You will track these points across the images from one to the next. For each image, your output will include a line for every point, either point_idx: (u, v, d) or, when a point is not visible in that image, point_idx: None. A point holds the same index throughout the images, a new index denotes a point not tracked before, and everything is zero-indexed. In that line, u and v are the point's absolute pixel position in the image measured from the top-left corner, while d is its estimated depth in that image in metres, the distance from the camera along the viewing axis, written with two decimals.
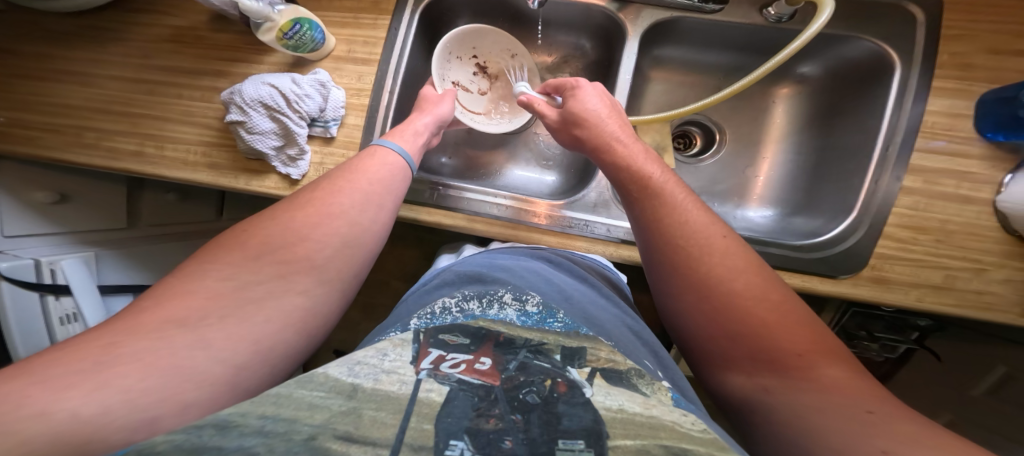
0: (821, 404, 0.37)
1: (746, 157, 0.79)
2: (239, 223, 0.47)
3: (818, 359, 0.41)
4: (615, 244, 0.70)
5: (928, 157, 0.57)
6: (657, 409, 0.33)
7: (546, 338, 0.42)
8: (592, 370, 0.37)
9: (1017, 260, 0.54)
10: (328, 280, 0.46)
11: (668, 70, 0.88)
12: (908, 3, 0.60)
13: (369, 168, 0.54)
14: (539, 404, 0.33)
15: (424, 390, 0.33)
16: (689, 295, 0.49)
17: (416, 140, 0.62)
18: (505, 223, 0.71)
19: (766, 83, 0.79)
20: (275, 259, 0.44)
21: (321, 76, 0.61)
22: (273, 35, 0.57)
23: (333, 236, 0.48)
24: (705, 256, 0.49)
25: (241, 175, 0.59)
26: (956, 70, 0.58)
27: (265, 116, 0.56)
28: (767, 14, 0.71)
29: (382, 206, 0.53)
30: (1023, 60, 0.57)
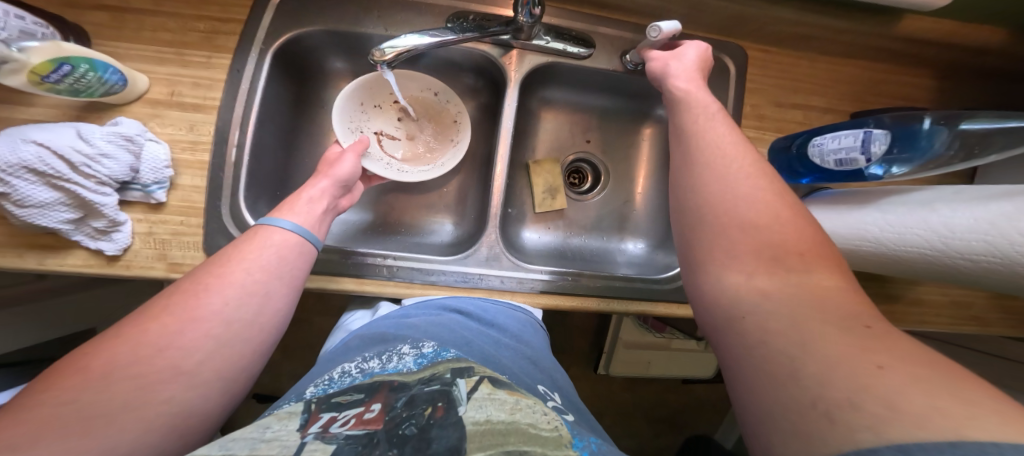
0: (794, 325, 0.30)
1: (624, 193, 0.81)
2: (77, 347, 0.36)
3: (834, 286, 0.32)
4: (510, 293, 0.63)
5: None
6: (517, 413, 0.35)
7: (436, 369, 0.41)
8: (478, 380, 0.39)
9: None
10: (203, 382, 0.37)
11: (553, 110, 0.80)
12: (723, 56, 0.65)
13: (249, 254, 0.44)
14: (415, 434, 0.31)
15: (307, 451, 0.28)
16: (727, 240, 0.36)
17: (315, 206, 0.52)
18: (394, 282, 0.60)
19: (630, 123, 0.81)
20: (130, 378, 0.34)
21: (126, 126, 0.48)
22: (21, 77, 0.42)
23: (205, 339, 0.38)
24: (764, 218, 0.36)
25: (27, 253, 0.46)
26: (753, 121, 0.64)
27: (40, 184, 0.43)
28: (626, 60, 0.66)
29: (269, 293, 0.43)
30: (794, 112, 0.65)
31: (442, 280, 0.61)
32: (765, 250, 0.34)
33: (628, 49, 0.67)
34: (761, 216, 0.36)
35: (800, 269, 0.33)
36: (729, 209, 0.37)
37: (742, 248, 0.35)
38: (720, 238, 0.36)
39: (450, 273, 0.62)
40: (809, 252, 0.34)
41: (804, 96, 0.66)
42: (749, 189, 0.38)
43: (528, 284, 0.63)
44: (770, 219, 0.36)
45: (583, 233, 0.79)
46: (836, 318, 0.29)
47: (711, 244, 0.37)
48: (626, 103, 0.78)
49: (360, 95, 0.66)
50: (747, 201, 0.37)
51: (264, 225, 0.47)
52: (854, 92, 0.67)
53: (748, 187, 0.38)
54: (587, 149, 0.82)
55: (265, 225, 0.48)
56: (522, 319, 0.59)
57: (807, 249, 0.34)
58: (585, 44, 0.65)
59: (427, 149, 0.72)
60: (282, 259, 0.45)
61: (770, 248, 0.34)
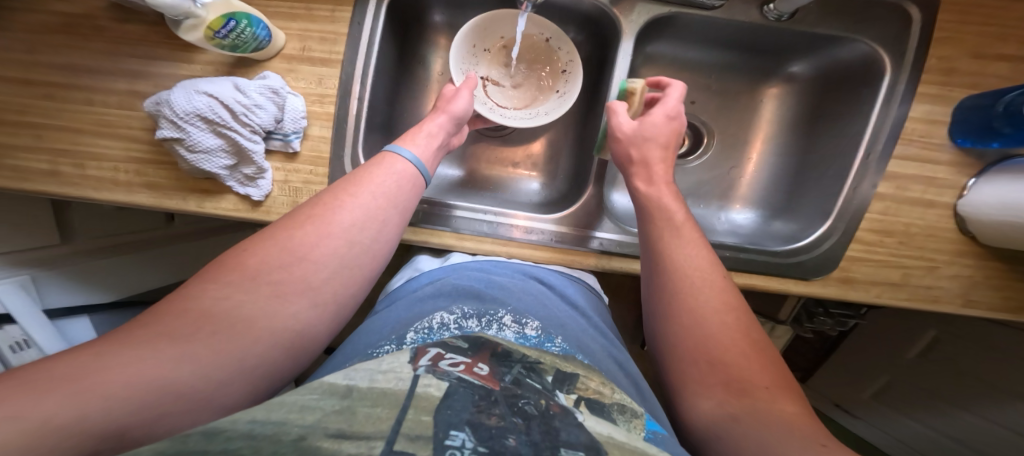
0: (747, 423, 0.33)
1: (731, 158, 0.74)
2: (237, 244, 0.40)
3: (783, 395, 0.35)
4: (599, 257, 0.58)
5: (907, 163, 0.55)
6: (643, 441, 0.29)
7: (543, 359, 0.38)
8: (578, 399, 0.32)
9: (965, 257, 0.54)
10: (325, 301, 0.39)
11: (657, 68, 0.74)
12: (908, 4, 0.56)
13: (373, 178, 0.46)
14: (536, 415, 0.28)
15: (421, 386, 0.28)
16: (683, 339, 0.41)
17: (432, 144, 0.54)
18: (494, 238, 0.58)
19: (752, 83, 0.74)
20: (270, 287, 0.37)
21: (273, 80, 0.51)
22: (199, 33, 0.46)
23: (333, 257, 0.40)
24: (709, 313, 0.41)
25: (189, 196, 0.51)
26: (939, 75, 0.56)
27: (208, 131, 0.47)
28: (767, 11, 0.60)
29: (386, 222, 0.45)
30: (1003, 64, 0.55)
31: (533, 238, 0.58)
32: (718, 381, 0.37)
33: None
34: (720, 345, 0.39)
35: (747, 394, 0.35)
36: (687, 338, 0.41)
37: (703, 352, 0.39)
38: (675, 328, 0.42)
39: (541, 231, 0.59)
40: (770, 380, 0.36)
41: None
42: (715, 324, 0.40)
43: (625, 248, 0.59)
44: (727, 344, 0.39)
45: None
46: (790, 434, 0.31)
47: (672, 335, 0.42)
48: (745, 58, 0.71)
49: (472, 36, 0.65)
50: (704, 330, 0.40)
51: (389, 152, 0.50)
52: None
53: (702, 314, 0.41)
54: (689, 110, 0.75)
55: (389, 153, 0.50)
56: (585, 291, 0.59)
57: (769, 378, 0.36)
58: None
59: (533, 97, 0.70)
60: (400, 188, 0.47)
61: (723, 373, 0.37)
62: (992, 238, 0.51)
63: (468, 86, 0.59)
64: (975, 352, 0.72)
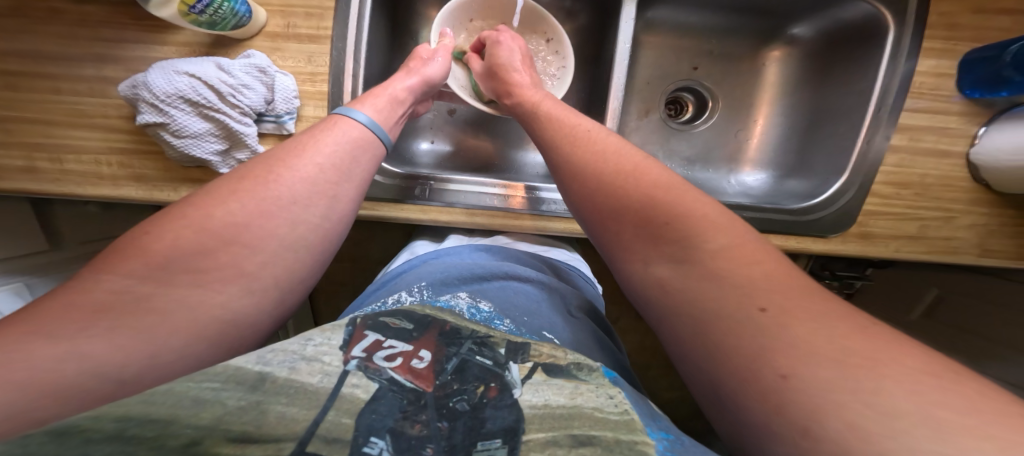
0: (690, 286, 0.30)
1: (737, 122, 0.73)
2: (148, 218, 0.36)
3: (706, 228, 0.32)
4: None
5: (917, 115, 0.55)
6: (581, 397, 0.27)
7: (492, 332, 0.35)
8: (534, 365, 0.30)
9: (981, 206, 0.55)
10: (261, 289, 0.35)
11: (657, 36, 0.71)
12: None
13: (320, 149, 0.42)
14: (467, 411, 0.25)
15: (348, 386, 0.25)
16: (595, 207, 0.38)
17: (395, 109, 0.50)
18: (503, 213, 0.56)
19: (753, 46, 0.72)
20: (189, 266, 0.33)
21: (257, 58, 0.48)
22: (173, 8, 0.43)
23: (271, 239, 0.36)
24: (620, 172, 0.38)
25: (182, 188, 0.48)
26: (943, 30, 0.54)
27: (193, 114, 0.44)
28: None
29: (336, 198, 0.41)
30: (1004, 17, 0.55)
31: (543, 208, 0.56)
32: (647, 229, 0.34)
33: None
34: (647, 192, 0.36)
35: (680, 238, 0.32)
36: (607, 185, 0.38)
37: (621, 212, 0.36)
38: (585, 200, 0.39)
39: (548, 202, 0.57)
40: (712, 218, 0.33)
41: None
42: (631, 181, 0.37)
43: None
44: (657, 189, 0.36)
45: (686, 166, 0.73)
46: (731, 292, 0.28)
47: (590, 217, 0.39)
48: (745, 20, 0.69)
49: (468, 10, 0.64)
50: (627, 177, 0.37)
51: (340, 115, 0.45)
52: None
53: (618, 164, 0.39)
54: (691, 75, 0.74)
55: (341, 115, 0.46)
56: (555, 266, 0.58)
57: (711, 215, 0.34)
58: None
59: None
60: (350, 158, 0.43)
61: (651, 222, 0.34)
62: (1005, 184, 0.52)
63: (445, 50, 0.58)
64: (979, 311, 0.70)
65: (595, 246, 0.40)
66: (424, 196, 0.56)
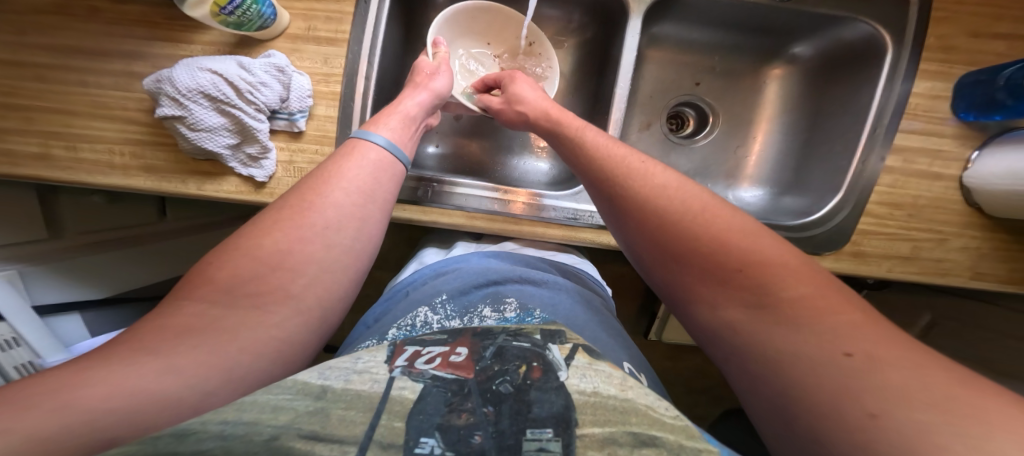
0: (778, 339, 0.31)
1: (738, 138, 0.75)
2: (205, 255, 0.37)
3: (791, 276, 0.34)
4: (596, 230, 0.57)
5: (912, 136, 0.57)
6: (631, 392, 0.26)
7: (524, 324, 0.36)
8: (573, 347, 0.31)
9: (974, 229, 0.56)
10: (308, 309, 0.36)
11: (664, 52, 0.74)
12: None
13: (347, 172, 0.43)
14: (511, 394, 0.26)
15: (396, 389, 0.25)
16: (670, 257, 0.39)
17: (409, 127, 0.51)
18: (505, 217, 0.57)
19: (756, 64, 0.74)
20: (246, 291, 0.34)
21: (277, 58, 0.49)
22: (206, 9, 0.44)
23: (311, 263, 0.37)
24: (691, 219, 0.39)
25: (190, 179, 0.49)
26: (939, 53, 0.57)
27: (210, 109, 0.45)
28: None
29: (364, 219, 0.42)
30: (998, 43, 0.57)
31: (543, 214, 0.57)
32: (717, 272, 0.36)
33: None
34: (714, 236, 0.37)
35: (753, 286, 0.34)
36: (679, 232, 0.38)
37: (696, 260, 0.37)
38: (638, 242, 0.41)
39: (553, 208, 0.58)
40: (787, 262, 0.35)
41: (1015, 27, 0.57)
42: (706, 227, 0.38)
43: None
44: (720, 234, 0.37)
45: None
46: (811, 337, 0.29)
47: (659, 263, 0.40)
48: (748, 39, 0.71)
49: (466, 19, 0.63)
50: (699, 221, 0.38)
51: (359, 139, 0.46)
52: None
53: (686, 204, 0.40)
54: (694, 91, 0.76)
55: (359, 139, 0.46)
56: (567, 268, 0.60)
57: (783, 261, 0.35)
58: None
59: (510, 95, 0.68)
60: (376, 181, 0.44)
61: (725, 269, 0.35)
62: (997, 208, 0.54)
63: (445, 64, 0.57)
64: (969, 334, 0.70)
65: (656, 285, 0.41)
66: (426, 197, 0.57)
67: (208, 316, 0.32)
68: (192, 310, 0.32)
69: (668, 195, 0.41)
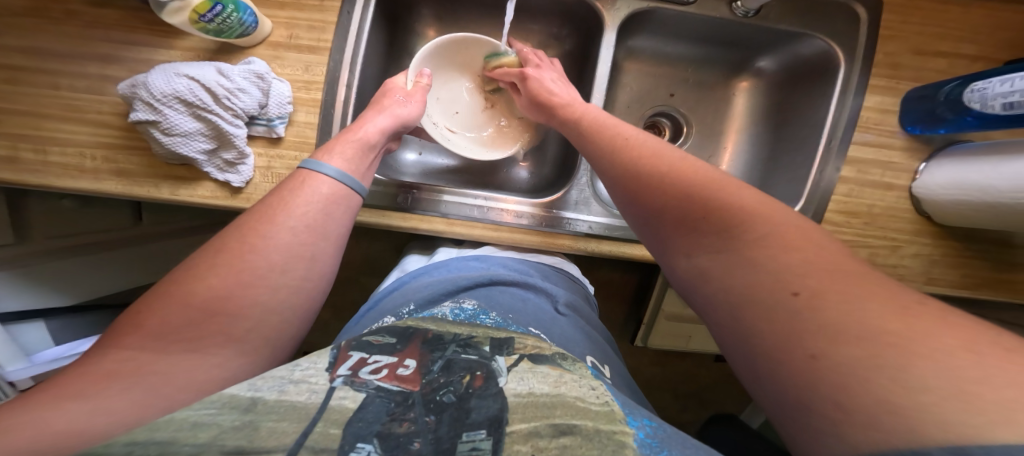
0: (735, 277, 0.31)
1: (709, 148, 0.77)
2: (135, 301, 0.35)
3: (757, 216, 0.33)
4: (573, 238, 0.59)
5: (865, 148, 0.60)
6: (563, 386, 0.28)
7: (476, 332, 0.36)
8: (519, 357, 0.32)
9: (924, 236, 0.60)
10: (253, 350, 0.36)
11: (640, 64, 0.76)
12: (854, 4, 0.61)
13: (294, 207, 0.41)
14: (453, 403, 0.26)
15: (335, 399, 0.25)
16: (648, 211, 0.39)
17: (366, 155, 0.50)
18: (484, 223, 0.58)
19: (724, 77, 0.77)
20: (182, 337, 0.33)
21: (257, 65, 0.49)
22: (185, 17, 0.44)
23: (256, 307, 0.36)
24: (660, 171, 0.40)
25: (163, 183, 0.49)
26: (887, 69, 0.60)
27: (186, 114, 0.45)
28: (734, 7, 0.63)
29: (313, 257, 0.41)
30: (942, 60, 0.60)
31: (518, 222, 0.59)
32: (685, 219, 0.36)
33: None
34: (683, 182, 0.37)
35: (718, 229, 0.34)
36: (648, 180, 0.40)
37: (667, 215, 0.38)
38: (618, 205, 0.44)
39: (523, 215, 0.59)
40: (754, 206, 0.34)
41: (957, 44, 0.61)
42: (677, 177, 0.38)
43: (613, 230, 0.60)
44: (689, 183, 0.37)
45: None
46: (766, 276, 0.29)
47: (643, 229, 0.41)
48: (718, 52, 0.74)
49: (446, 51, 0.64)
50: (665, 174, 0.39)
51: (307, 169, 0.45)
52: (1011, 39, 0.61)
53: (655, 160, 0.41)
54: (669, 103, 0.79)
55: (308, 170, 0.45)
56: (545, 267, 0.61)
57: (749, 203, 0.34)
58: None
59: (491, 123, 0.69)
60: (327, 215, 0.43)
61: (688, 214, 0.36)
62: (944, 217, 0.57)
63: (420, 93, 0.58)
64: None
65: (645, 246, 0.41)
66: (407, 204, 0.58)
67: (137, 361, 0.31)
68: (118, 357, 0.31)
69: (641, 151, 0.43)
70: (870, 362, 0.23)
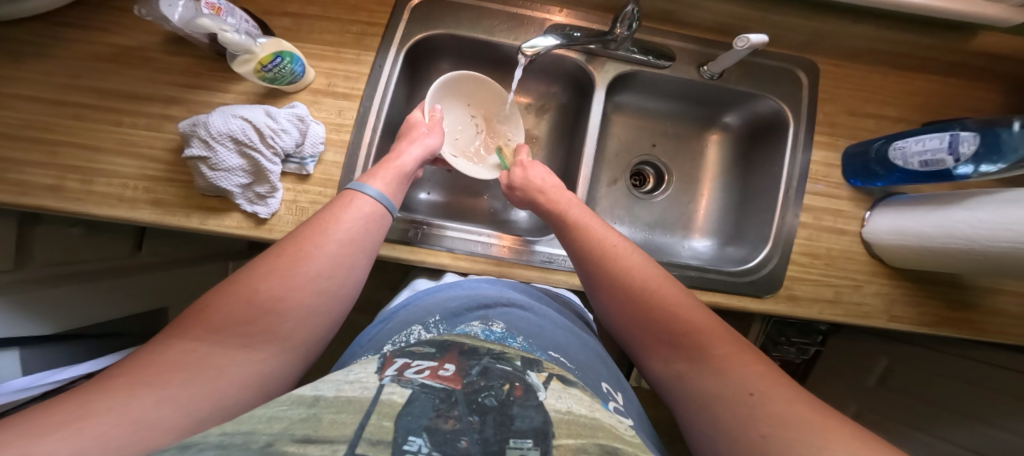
0: (704, 388, 0.39)
1: (687, 193, 0.86)
2: (201, 297, 0.41)
3: (715, 336, 0.43)
4: (568, 274, 0.64)
5: (817, 197, 0.69)
6: (599, 412, 0.33)
7: (506, 349, 0.42)
8: (549, 375, 0.37)
9: (880, 277, 0.68)
10: (291, 348, 0.41)
11: (626, 116, 0.86)
12: (797, 70, 0.74)
13: (342, 221, 0.47)
14: (495, 407, 0.30)
15: (385, 394, 0.30)
16: (633, 325, 0.48)
17: (402, 181, 0.56)
18: (486, 258, 0.63)
19: (698, 130, 0.87)
20: (237, 332, 0.38)
21: (300, 109, 0.55)
22: (250, 67, 0.51)
23: (299, 308, 0.42)
24: (642, 291, 0.48)
25: (194, 213, 0.53)
26: (827, 128, 0.71)
27: (234, 151, 0.50)
28: (702, 71, 0.74)
29: (352, 267, 0.46)
30: (869, 120, 0.72)
31: (512, 257, 0.64)
32: (663, 335, 0.45)
33: (704, 62, 0.75)
34: (660, 304, 0.47)
35: (690, 349, 0.43)
36: (632, 296, 0.48)
37: (647, 326, 0.46)
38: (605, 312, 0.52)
39: (523, 250, 0.64)
40: (712, 327, 0.44)
41: (884, 108, 0.72)
42: (655, 296, 0.47)
43: None
44: (665, 306, 0.46)
45: (649, 229, 0.84)
46: (726, 386, 0.38)
47: (626, 335, 0.49)
48: (690, 109, 0.85)
49: (452, 87, 0.70)
50: (645, 294, 0.48)
51: (354, 191, 0.51)
52: (931, 105, 0.73)
53: (637, 280, 0.49)
54: (651, 152, 0.88)
55: (354, 191, 0.51)
56: (559, 299, 0.66)
57: (709, 325, 0.44)
58: (664, 56, 0.73)
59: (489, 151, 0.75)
60: (365, 230, 0.48)
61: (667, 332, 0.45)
62: (894, 259, 0.65)
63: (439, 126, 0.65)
64: (912, 377, 0.77)
65: (628, 348, 0.49)
66: (415, 238, 0.62)
67: (198, 354, 0.35)
68: (182, 349, 0.35)
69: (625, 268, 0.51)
70: (801, 441, 0.30)
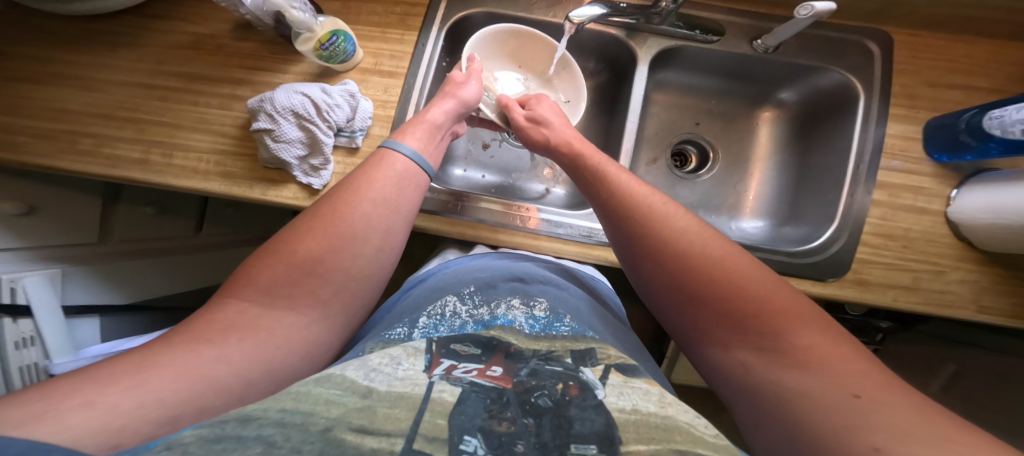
0: (788, 379, 0.34)
1: (736, 173, 0.82)
2: (249, 256, 0.43)
3: (795, 321, 0.38)
4: (610, 249, 0.63)
5: (893, 174, 0.63)
6: (671, 410, 0.31)
7: (554, 346, 0.40)
8: (605, 368, 0.36)
9: (968, 262, 0.60)
10: (332, 314, 0.43)
11: (667, 94, 0.84)
12: (866, 40, 0.69)
13: (376, 180, 0.49)
14: (550, 408, 0.30)
15: (436, 391, 0.29)
16: (693, 304, 0.43)
17: (433, 136, 0.57)
18: (524, 231, 0.64)
19: (747, 108, 0.83)
20: (283, 294, 0.40)
21: (351, 86, 0.58)
22: (310, 46, 0.55)
23: (340, 271, 0.43)
24: (705, 265, 0.43)
25: (256, 185, 0.57)
26: (905, 100, 0.65)
27: (294, 124, 0.54)
28: (756, 44, 0.71)
29: (389, 229, 0.47)
30: (957, 92, 0.65)
31: (551, 228, 0.64)
32: (733, 317, 0.40)
33: (758, 35, 0.71)
34: (728, 280, 0.42)
35: (768, 332, 0.38)
36: (693, 273, 0.44)
37: (712, 307, 0.42)
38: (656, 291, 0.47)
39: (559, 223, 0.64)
40: (795, 310, 0.39)
41: (970, 78, 0.66)
42: (721, 271, 0.43)
43: None
44: (735, 282, 0.42)
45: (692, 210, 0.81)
46: (823, 382, 0.33)
47: (681, 313, 0.44)
48: (739, 87, 0.81)
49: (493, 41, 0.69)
50: (709, 270, 0.43)
51: (387, 149, 0.52)
52: None
53: (698, 253, 0.44)
54: (694, 130, 0.85)
55: (388, 149, 0.52)
56: (585, 278, 0.66)
57: (790, 305, 0.40)
58: (715, 32, 0.71)
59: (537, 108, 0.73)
60: (401, 191, 0.50)
61: (737, 313, 0.40)
62: (987, 243, 0.58)
63: (476, 75, 0.63)
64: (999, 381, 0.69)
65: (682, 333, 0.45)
66: (457, 211, 0.64)
67: (251, 314, 0.38)
68: (235, 308, 0.38)
69: (683, 240, 0.46)
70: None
